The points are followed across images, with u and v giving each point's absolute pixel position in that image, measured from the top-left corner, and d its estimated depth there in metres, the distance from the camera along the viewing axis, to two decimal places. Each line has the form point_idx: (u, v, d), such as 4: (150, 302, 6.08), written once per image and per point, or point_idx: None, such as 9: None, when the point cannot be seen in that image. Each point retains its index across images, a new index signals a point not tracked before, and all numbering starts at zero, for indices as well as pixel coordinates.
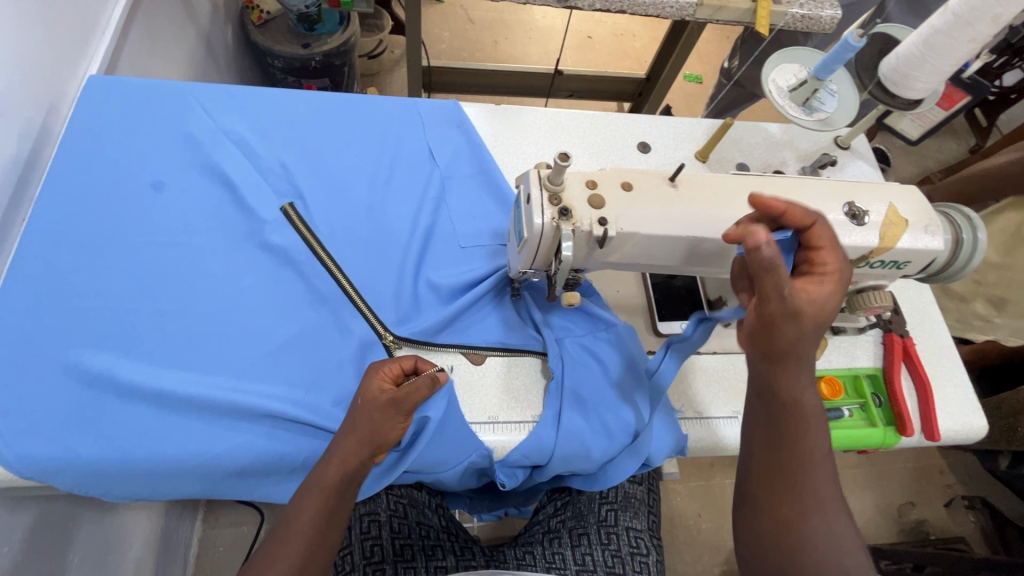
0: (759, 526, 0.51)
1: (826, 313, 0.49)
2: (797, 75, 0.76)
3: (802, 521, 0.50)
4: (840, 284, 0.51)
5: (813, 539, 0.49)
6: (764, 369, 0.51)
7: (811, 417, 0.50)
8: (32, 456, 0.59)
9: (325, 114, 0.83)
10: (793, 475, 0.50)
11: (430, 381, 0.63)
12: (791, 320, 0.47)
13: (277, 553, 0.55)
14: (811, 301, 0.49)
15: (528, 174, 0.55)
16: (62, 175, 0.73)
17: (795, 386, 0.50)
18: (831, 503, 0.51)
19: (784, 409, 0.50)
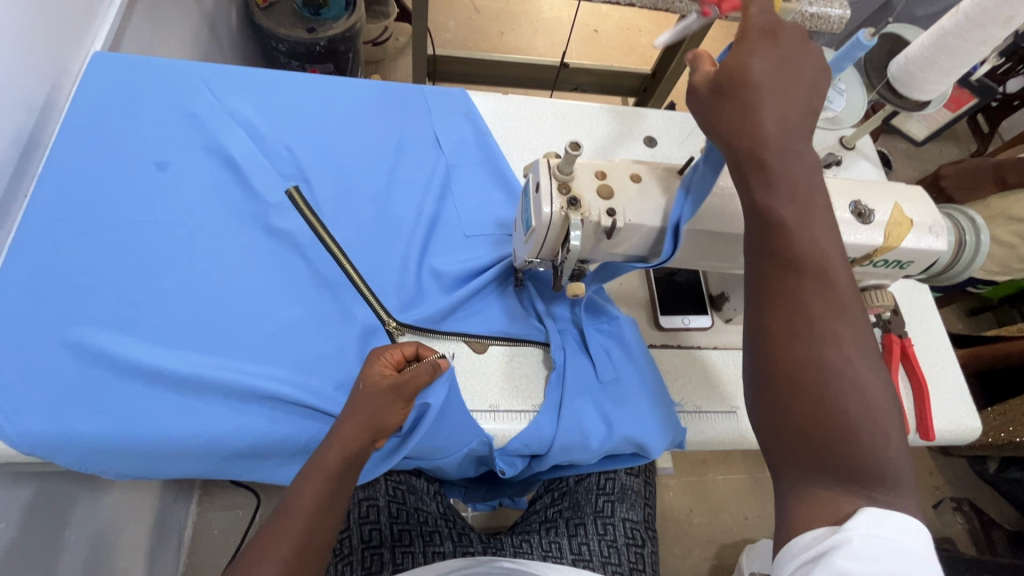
0: (759, 376, 0.44)
1: (755, 79, 0.44)
2: None
3: (814, 360, 0.41)
4: (775, 52, 0.45)
5: (825, 379, 0.41)
6: (745, 191, 0.46)
7: (815, 240, 0.44)
8: (34, 433, 0.59)
9: (331, 98, 0.83)
10: (801, 301, 0.43)
11: (430, 368, 0.63)
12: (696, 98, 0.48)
13: (276, 536, 0.55)
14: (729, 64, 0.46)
15: (537, 163, 0.55)
16: (65, 151, 0.72)
17: (780, 201, 0.44)
18: (857, 331, 0.43)
19: (774, 230, 0.44)
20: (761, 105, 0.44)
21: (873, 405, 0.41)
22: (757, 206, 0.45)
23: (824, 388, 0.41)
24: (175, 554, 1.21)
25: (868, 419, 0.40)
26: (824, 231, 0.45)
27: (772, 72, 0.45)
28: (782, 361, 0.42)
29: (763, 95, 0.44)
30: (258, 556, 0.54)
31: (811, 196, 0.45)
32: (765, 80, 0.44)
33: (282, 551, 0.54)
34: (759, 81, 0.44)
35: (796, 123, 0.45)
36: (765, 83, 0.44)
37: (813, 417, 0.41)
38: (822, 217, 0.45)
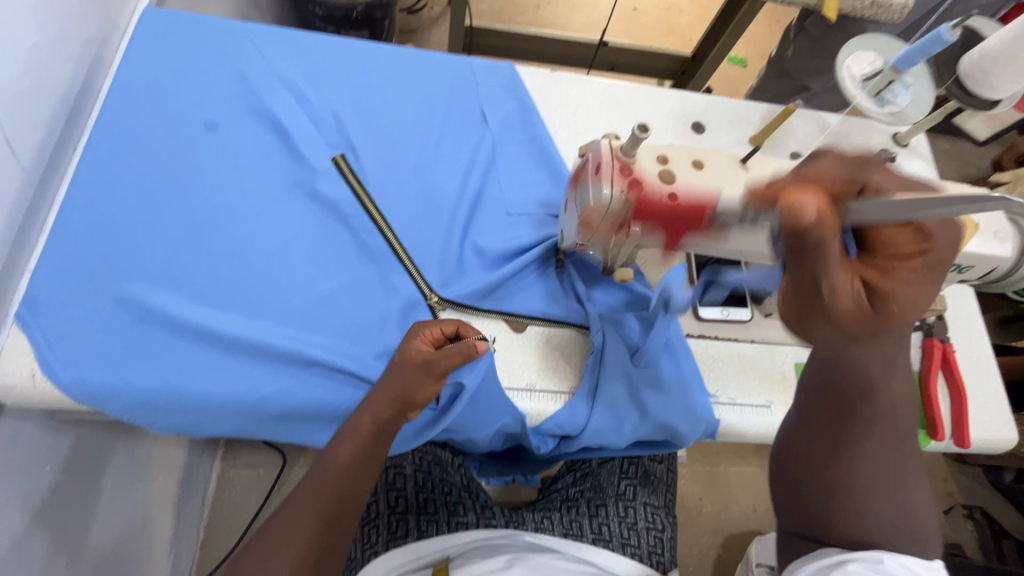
0: (824, 500, 0.56)
1: (905, 303, 0.48)
2: (873, 64, 0.73)
3: (858, 486, 0.55)
4: (927, 269, 0.47)
5: (876, 508, 0.54)
6: (835, 367, 0.54)
7: (887, 403, 0.55)
8: (86, 382, 0.60)
9: (379, 67, 0.82)
10: (857, 444, 0.55)
11: (466, 348, 0.60)
12: (823, 309, 0.48)
13: (314, 493, 0.57)
14: (858, 297, 0.47)
15: (599, 143, 0.55)
16: (118, 108, 0.72)
17: (873, 374, 0.54)
18: (902, 466, 0.56)
19: (848, 389, 0.55)
20: (894, 326, 0.49)
21: (910, 523, 0.55)
22: (864, 383, 0.54)
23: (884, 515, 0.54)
24: (199, 507, 1.25)
25: (906, 533, 0.54)
26: (897, 390, 0.56)
27: (922, 291, 0.48)
28: (832, 485, 0.56)
29: (909, 312, 0.48)
30: (297, 512, 0.56)
31: (894, 371, 0.55)
32: (910, 301, 0.48)
33: (320, 508, 0.56)
34: (892, 315, 0.48)
35: (904, 322, 0.49)
36: (917, 305, 0.48)
37: (859, 522, 0.54)
38: (892, 379, 0.55)
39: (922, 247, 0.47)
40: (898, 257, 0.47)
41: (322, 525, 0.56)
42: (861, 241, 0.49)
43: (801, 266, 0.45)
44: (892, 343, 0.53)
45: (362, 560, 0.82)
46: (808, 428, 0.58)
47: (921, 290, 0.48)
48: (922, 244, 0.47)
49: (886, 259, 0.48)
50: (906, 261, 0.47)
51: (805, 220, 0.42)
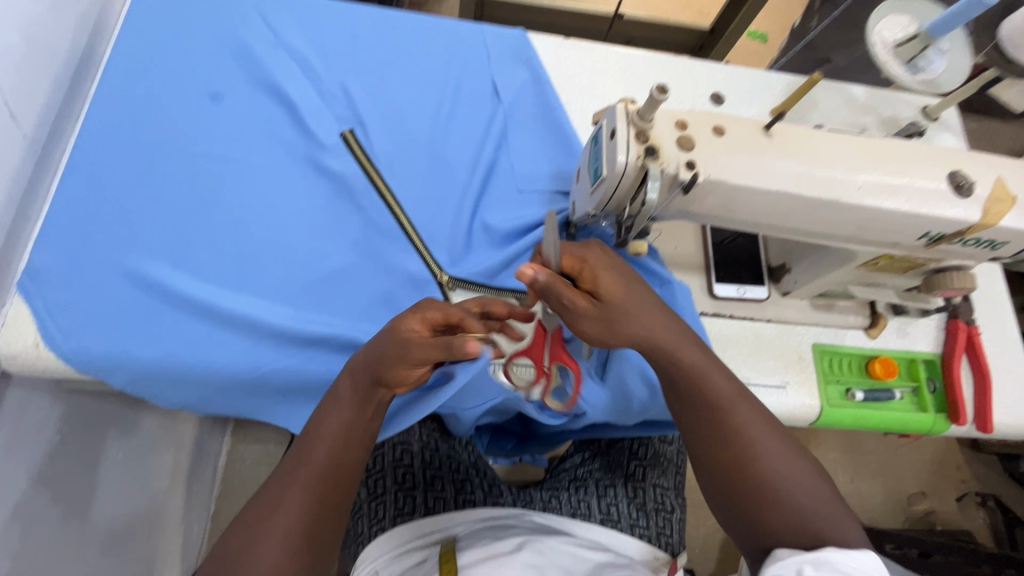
0: (724, 494, 0.55)
1: (610, 294, 0.54)
2: (907, 28, 0.69)
3: (757, 474, 0.54)
4: (613, 307, 0.54)
5: (774, 487, 0.53)
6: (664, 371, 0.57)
7: (723, 386, 0.56)
8: (89, 354, 0.59)
9: (386, 35, 0.79)
10: (727, 435, 0.55)
11: (444, 348, 0.51)
12: (599, 329, 0.54)
13: (300, 461, 0.56)
14: (600, 325, 0.54)
15: (614, 107, 0.52)
16: (119, 75, 0.70)
17: (689, 362, 0.56)
18: (771, 436, 0.55)
19: (691, 388, 0.56)
20: (622, 321, 0.54)
21: (817, 494, 0.53)
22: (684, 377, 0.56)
23: (771, 498, 0.53)
24: (209, 481, 1.27)
25: (815, 506, 0.53)
26: (720, 373, 0.57)
27: (623, 286, 0.55)
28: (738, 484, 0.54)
29: (625, 306, 0.54)
30: (285, 481, 0.55)
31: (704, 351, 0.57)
32: (626, 299, 0.54)
33: (304, 476, 0.55)
34: (627, 306, 0.54)
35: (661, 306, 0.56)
36: (621, 294, 0.54)
37: (777, 512, 0.53)
38: (695, 347, 0.57)
39: (611, 283, 0.54)
40: (574, 271, 0.56)
41: (310, 495, 0.55)
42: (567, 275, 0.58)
43: (561, 311, 0.54)
44: (637, 324, 0.54)
45: (368, 536, 0.82)
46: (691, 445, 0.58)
47: (612, 286, 0.54)
48: (581, 254, 0.56)
49: (585, 277, 0.54)
50: (569, 255, 0.55)
51: (532, 279, 0.52)
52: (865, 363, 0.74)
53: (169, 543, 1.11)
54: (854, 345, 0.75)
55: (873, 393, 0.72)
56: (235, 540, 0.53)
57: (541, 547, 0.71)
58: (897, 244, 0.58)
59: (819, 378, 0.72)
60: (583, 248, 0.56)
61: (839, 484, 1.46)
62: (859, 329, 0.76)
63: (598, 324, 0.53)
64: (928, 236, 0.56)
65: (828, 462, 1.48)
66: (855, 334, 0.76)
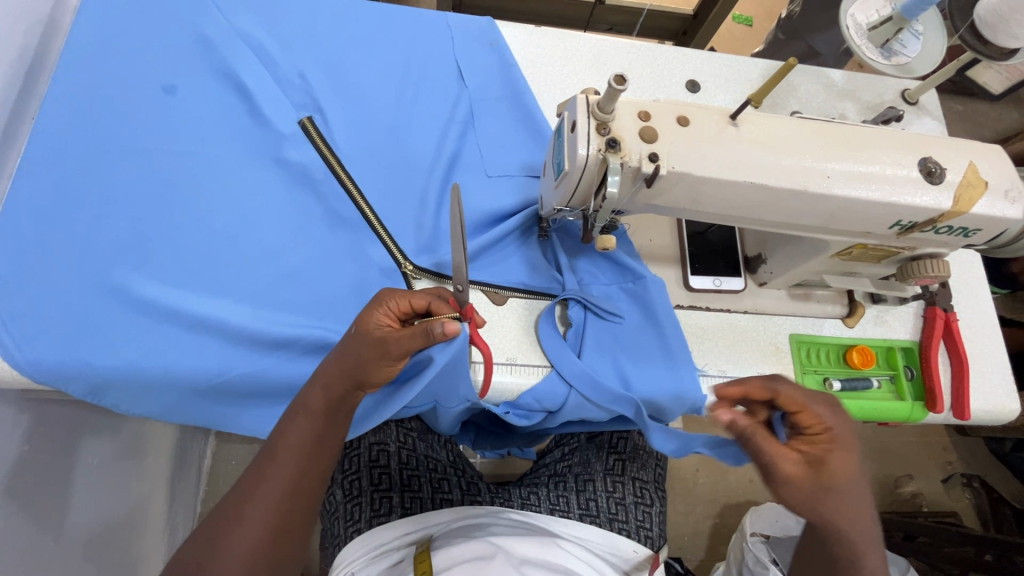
0: None
1: (839, 478, 0.50)
2: (880, 11, 0.67)
3: None
4: (831, 487, 0.50)
5: None
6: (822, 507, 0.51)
7: (863, 525, 0.52)
8: (44, 363, 0.57)
9: (348, 23, 0.77)
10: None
11: (423, 331, 0.55)
12: (800, 498, 0.51)
13: (265, 474, 0.55)
14: (802, 495, 0.51)
15: (574, 99, 0.50)
16: (71, 71, 0.68)
17: (851, 508, 0.51)
18: None
19: (836, 530, 0.51)
20: (829, 503, 0.50)
21: None
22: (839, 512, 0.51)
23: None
24: (195, 483, 1.26)
25: None
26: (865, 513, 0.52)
27: (850, 465, 0.51)
28: None
29: (844, 483, 0.51)
30: (249, 494, 0.55)
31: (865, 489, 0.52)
32: (846, 482, 0.51)
33: (270, 490, 0.54)
34: (837, 490, 0.50)
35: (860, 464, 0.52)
36: (848, 478, 0.51)
37: None
38: (878, 549, 0.53)
39: (837, 451, 0.51)
40: (808, 433, 0.53)
41: (276, 507, 0.54)
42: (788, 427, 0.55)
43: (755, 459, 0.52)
44: (841, 511, 0.51)
45: (345, 538, 0.82)
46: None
47: (840, 466, 0.51)
48: (825, 419, 0.52)
49: (816, 439, 0.52)
50: (813, 415, 0.52)
51: (729, 419, 0.53)
52: (842, 353, 0.74)
53: (154, 547, 1.10)
54: (831, 335, 0.75)
55: (850, 382, 0.71)
56: (195, 553, 0.53)
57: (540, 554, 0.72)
58: (869, 233, 0.57)
59: (797, 368, 0.72)
60: (827, 408, 0.53)
61: None
62: (836, 318, 0.75)
63: (800, 487, 0.50)
64: (899, 225, 0.55)
65: None
66: (833, 323, 0.75)
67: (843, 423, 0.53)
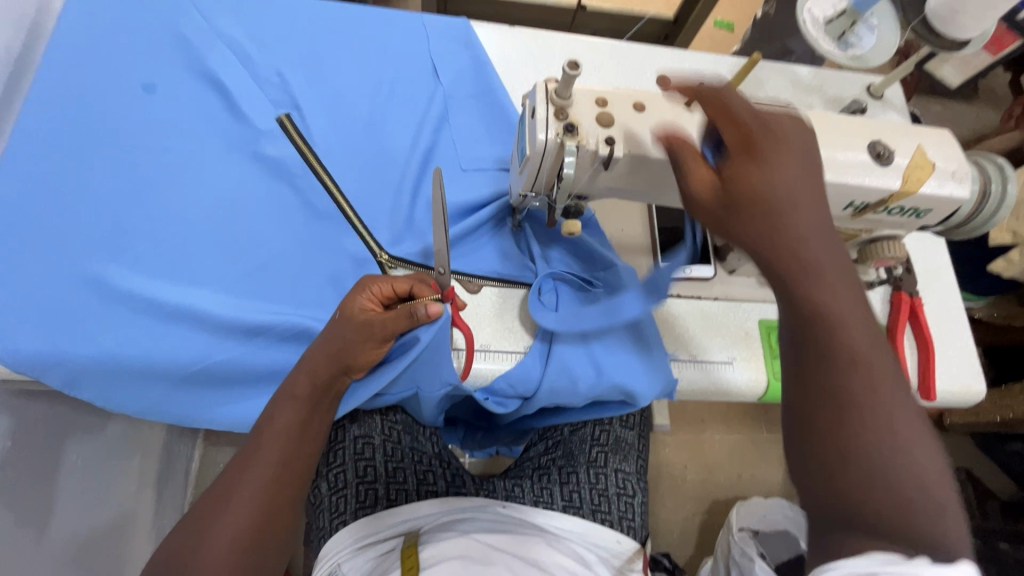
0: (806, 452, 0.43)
1: (745, 187, 0.44)
2: (836, 5, 0.70)
3: (863, 425, 0.40)
4: (762, 207, 0.43)
5: (867, 467, 0.39)
6: (740, 224, 0.44)
7: (819, 258, 0.43)
8: (25, 353, 0.58)
9: (324, 24, 0.79)
10: (826, 354, 0.42)
11: (408, 313, 0.58)
12: (723, 216, 0.45)
13: (251, 460, 0.56)
14: (714, 206, 0.45)
15: (535, 88, 0.52)
16: (53, 72, 0.69)
17: (796, 233, 0.43)
18: (880, 356, 0.42)
19: (781, 256, 0.43)
20: (739, 221, 0.44)
21: (925, 492, 0.39)
22: (777, 253, 0.43)
23: (851, 461, 0.40)
24: (182, 486, 1.25)
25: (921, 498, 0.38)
26: (817, 229, 0.44)
27: (781, 177, 0.44)
28: (827, 438, 0.41)
29: (762, 201, 0.43)
30: (237, 481, 0.55)
31: (826, 228, 0.44)
32: (778, 188, 0.43)
33: (256, 476, 0.55)
34: (759, 198, 0.43)
35: (813, 205, 0.44)
36: (769, 188, 0.43)
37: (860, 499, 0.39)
38: (863, 308, 0.44)
39: (756, 149, 0.45)
40: (727, 152, 0.46)
41: (263, 494, 0.55)
42: (720, 149, 0.48)
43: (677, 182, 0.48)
44: (757, 225, 0.43)
45: (331, 529, 0.83)
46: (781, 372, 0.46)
47: (756, 180, 0.44)
48: (746, 130, 0.46)
49: (744, 133, 0.45)
50: (733, 123, 0.46)
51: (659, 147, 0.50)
52: None
53: (140, 549, 1.09)
54: None
55: None
56: (182, 543, 0.53)
57: (532, 557, 0.74)
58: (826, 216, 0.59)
59: (767, 353, 0.73)
60: (756, 116, 0.47)
61: None
62: None
63: (711, 196, 0.45)
64: (853, 206, 0.57)
65: None
66: None
67: (769, 132, 0.46)
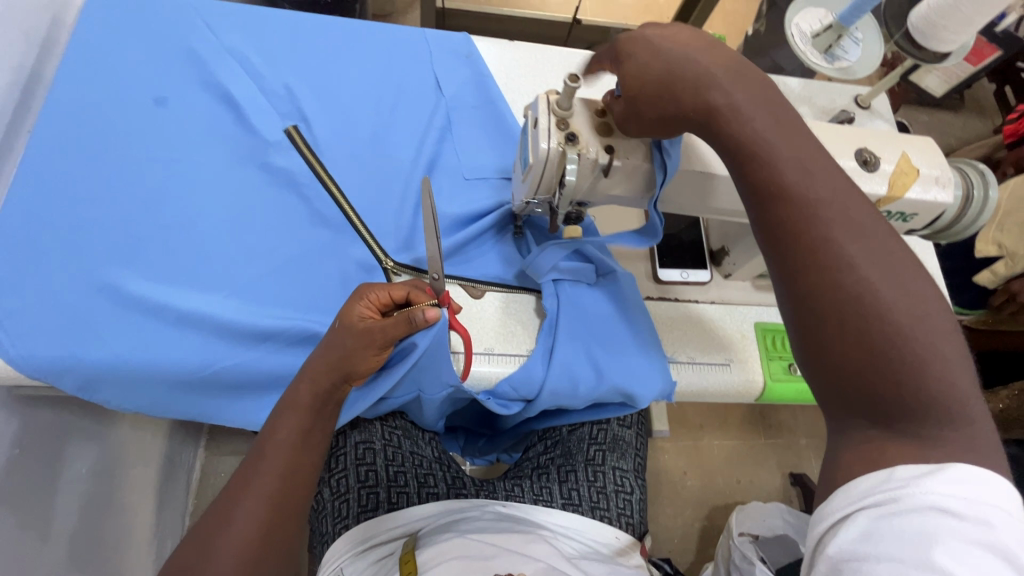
0: (796, 311, 0.43)
1: (639, 87, 0.48)
2: (822, 20, 0.73)
3: (836, 263, 0.41)
4: (658, 95, 0.48)
5: (854, 302, 0.40)
6: (667, 106, 0.48)
7: (750, 104, 0.45)
8: (38, 358, 0.60)
9: (329, 38, 0.81)
10: (784, 201, 0.44)
11: (405, 318, 0.59)
12: (642, 118, 0.50)
13: (257, 470, 0.58)
14: (634, 120, 0.51)
15: (537, 100, 0.55)
16: (66, 85, 0.71)
17: (715, 91, 0.46)
18: (835, 183, 0.43)
19: (718, 114, 0.46)
20: (648, 113, 0.49)
21: (915, 309, 0.39)
22: (711, 116, 0.46)
23: (844, 302, 0.40)
24: (182, 495, 1.25)
25: (912, 319, 0.39)
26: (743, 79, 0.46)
27: (672, 58, 0.48)
28: (806, 293, 0.42)
29: (664, 82, 0.47)
30: (242, 493, 0.57)
31: (746, 81, 0.46)
32: (662, 71, 0.48)
33: (261, 486, 0.57)
34: (648, 91, 0.48)
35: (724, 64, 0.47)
36: (660, 74, 0.48)
37: (862, 339, 0.39)
38: (804, 150, 0.44)
39: (640, 47, 0.49)
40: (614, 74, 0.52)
41: (268, 503, 0.57)
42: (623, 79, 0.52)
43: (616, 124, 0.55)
44: (679, 102, 0.47)
45: (334, 534, 0.83)
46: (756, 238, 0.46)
47: (644, 78, 0.48)
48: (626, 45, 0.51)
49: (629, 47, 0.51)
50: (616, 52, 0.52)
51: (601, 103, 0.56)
52: None
53: (141, 558, 1.09)
54: None
55: None
56: (190, 556, 0.54)
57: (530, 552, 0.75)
58: None
59: (762, 355, 0.75)
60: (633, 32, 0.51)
61: (811, 469, 1.51)
62: None
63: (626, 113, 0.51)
64: None
65: (800, 447, 1.53)
66: None
67: (648, 32, 0.49)
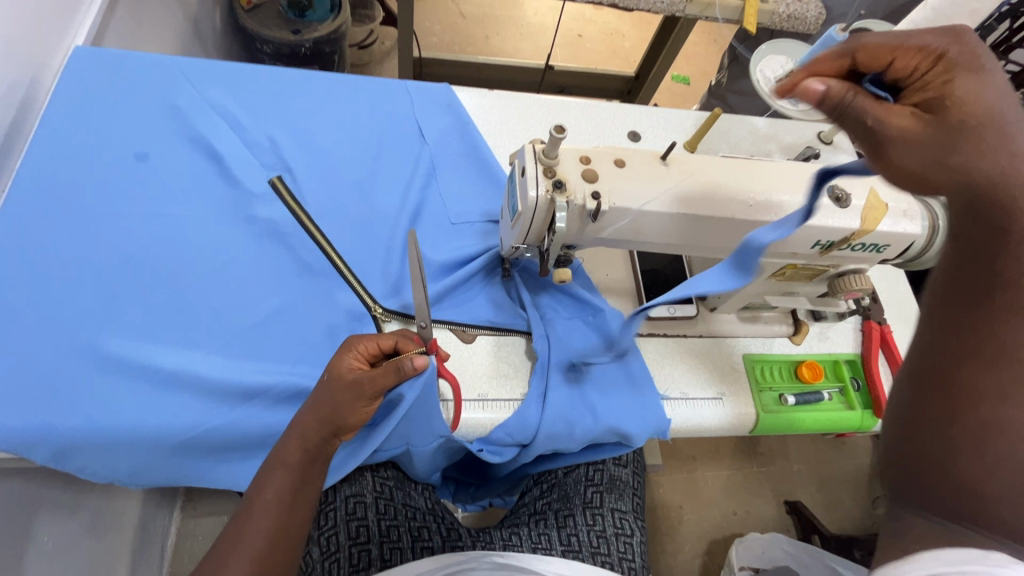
0: (939, 398, 0.41)
1: (975, 113, 0.40)
2: (784, 66, 0.81)
3: (1010, 381, 0.38)
4: (978, 128, 0.40)
5: (1000, 421, 0.38)
6: (963, 154, 0.40)
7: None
8: (7, 429, 0.56)
9: (312, 92, 0.83)
10: (993, 302, 0.40)
11: (394, 366, 0.58)
12: (946, 149, 0.40)
13: (242, 534, 0.54)
14: (916, 145, 0.41)
15: (523, 149, 0.57)
16: (44, 144, 0.71)
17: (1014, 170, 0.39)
18: None
19: (987, 198, 0.40)
20: (957, 155, 0.40)
21: None
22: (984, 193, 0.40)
23: (997, 418, 0.38)
24: (158, 564, 1.17)
25: None
26: None
27: (995, 97, 0.40)
28: (961, 391, 0.40)
29: (983, 120, 0.40)
30: (221, 559, 0.53)
31: None
32: (997, 103, 0.40)
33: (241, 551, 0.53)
34: (963, 125, 0.40)
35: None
36: (988, 107, 0.40)
37: (987, 458, 0.37)
38: None
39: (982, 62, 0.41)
40: (917, 78, 0.43)
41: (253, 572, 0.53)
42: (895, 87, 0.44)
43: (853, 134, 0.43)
44: (991, 156, 0.40)
45: None
46: (934, 320, 0.43)
47: (971, 104, 0.40)
48: (941, 50, 0.41)
49: (958, 59, 0.41)
50: (920, 52, 0.42)
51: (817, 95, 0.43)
52: (793, 369, 0.78)
53: None
54: (781, 352, 0.79)
55: (803, 396, 0.75)
56: None
57: None
58: (796, 254, 0.63)
59: (753, 387, 0.75)
60: (947, 33, 0.42)
61: (803, 495, 1.50)
62: (784, 336, 0.80)
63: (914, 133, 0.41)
64: (820, 244, 0.61)
65: (792, 475, 1.52)
66: (782, 341, 0.80)
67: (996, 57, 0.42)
